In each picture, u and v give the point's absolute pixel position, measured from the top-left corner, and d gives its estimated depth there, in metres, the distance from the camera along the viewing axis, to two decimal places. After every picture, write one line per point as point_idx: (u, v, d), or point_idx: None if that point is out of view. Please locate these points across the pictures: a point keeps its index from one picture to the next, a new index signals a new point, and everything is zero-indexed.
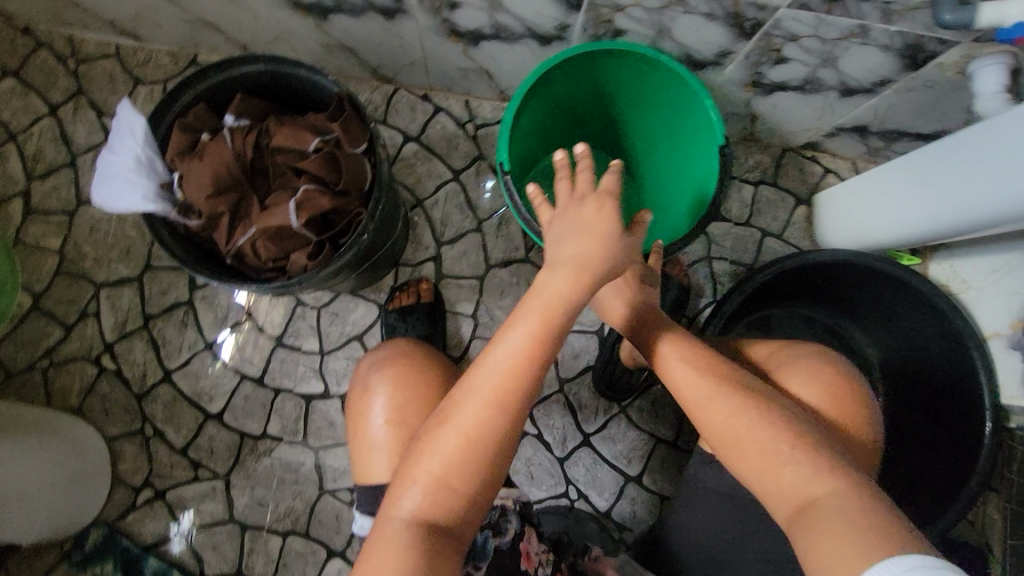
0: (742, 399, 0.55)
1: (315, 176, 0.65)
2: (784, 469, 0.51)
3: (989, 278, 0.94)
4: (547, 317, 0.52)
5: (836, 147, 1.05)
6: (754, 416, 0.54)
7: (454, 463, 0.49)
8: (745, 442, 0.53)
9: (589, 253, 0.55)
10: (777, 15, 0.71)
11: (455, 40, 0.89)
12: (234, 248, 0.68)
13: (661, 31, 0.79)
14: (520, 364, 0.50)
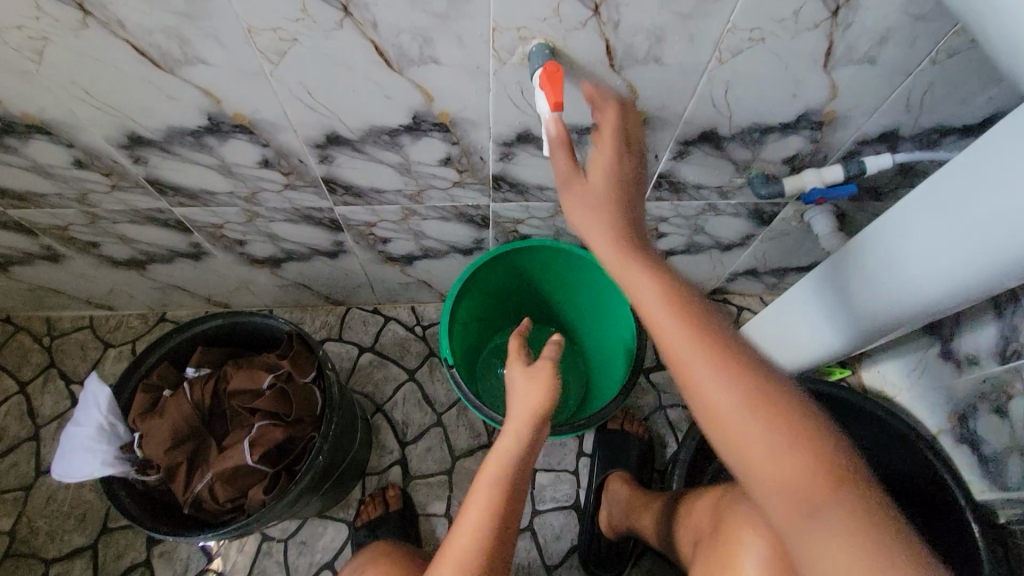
0: (790, 451, 0.43)
1: (268, 410, 0.71)
2: (794, 476, 0.43)
3: (912, 377, 1.00)
4: (494, 491, 0.60)
5: (739, 287, 1.20)
6: (799, 477, 0.43)
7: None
8: (740, 429, 0.44)
9: (535, 410, 0.65)
10: (643, 207, 0.89)
11: (393, 264, 1.04)
12: (191, 496, 0.69)
13: (558, 231, 0.96)
14: (473, 542, 0.57)
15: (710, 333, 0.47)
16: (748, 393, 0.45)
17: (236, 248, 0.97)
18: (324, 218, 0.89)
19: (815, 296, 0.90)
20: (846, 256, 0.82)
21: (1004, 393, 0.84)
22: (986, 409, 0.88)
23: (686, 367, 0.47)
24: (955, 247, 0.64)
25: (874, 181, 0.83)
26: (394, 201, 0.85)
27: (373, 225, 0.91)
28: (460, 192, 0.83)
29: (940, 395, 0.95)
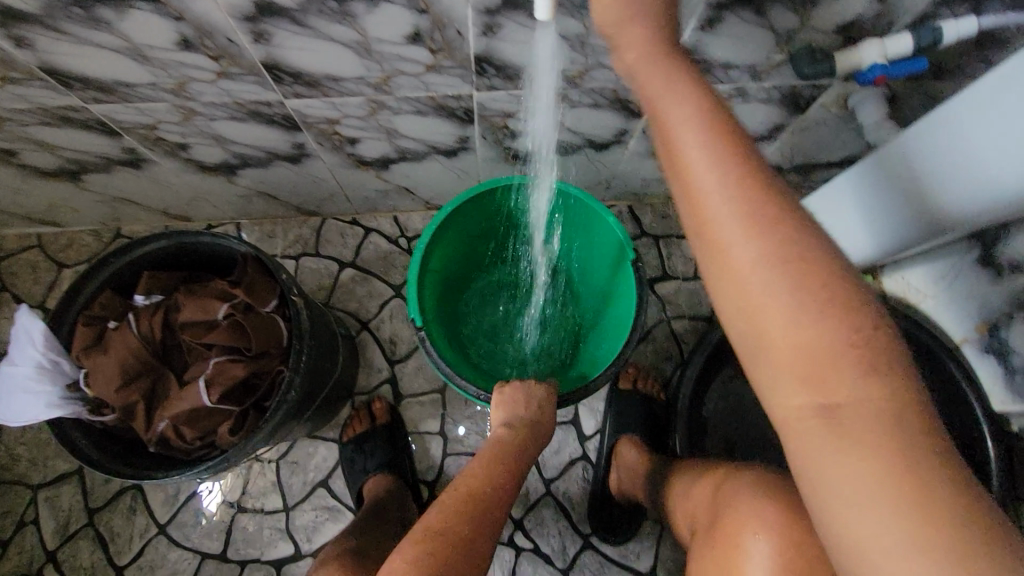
0: (832, 338, 0.35)
1: (225, 345, 0.63)
2: (818, 357, 0.35)
3: (940, 284, 0.92)
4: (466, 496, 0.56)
5: None
6: (828, 368, 0.35)
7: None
8: (763, 304, 0.36)
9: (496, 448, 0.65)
10: None
11: (366, 168, 0.91)
12: (154, 435, 0.63)
13: (556, 126, 0.82)
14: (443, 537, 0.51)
15: (767, 209, 0.37)
16: (793, 269, 0.36)
17: (179, 154, 0.83)
18: (275, 114, 0.74)
19: (870, 195, 0.76)
20: (897, 139, 0.69)
21: None
22: None
23: (725, 232, 0.38)
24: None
25: (943, 54, 0.67)
26: (356, 92, 0.70)
27: (336, 122, 0.77)
28: (435, 79, 0.68)
29: (971, 305, 0.87)
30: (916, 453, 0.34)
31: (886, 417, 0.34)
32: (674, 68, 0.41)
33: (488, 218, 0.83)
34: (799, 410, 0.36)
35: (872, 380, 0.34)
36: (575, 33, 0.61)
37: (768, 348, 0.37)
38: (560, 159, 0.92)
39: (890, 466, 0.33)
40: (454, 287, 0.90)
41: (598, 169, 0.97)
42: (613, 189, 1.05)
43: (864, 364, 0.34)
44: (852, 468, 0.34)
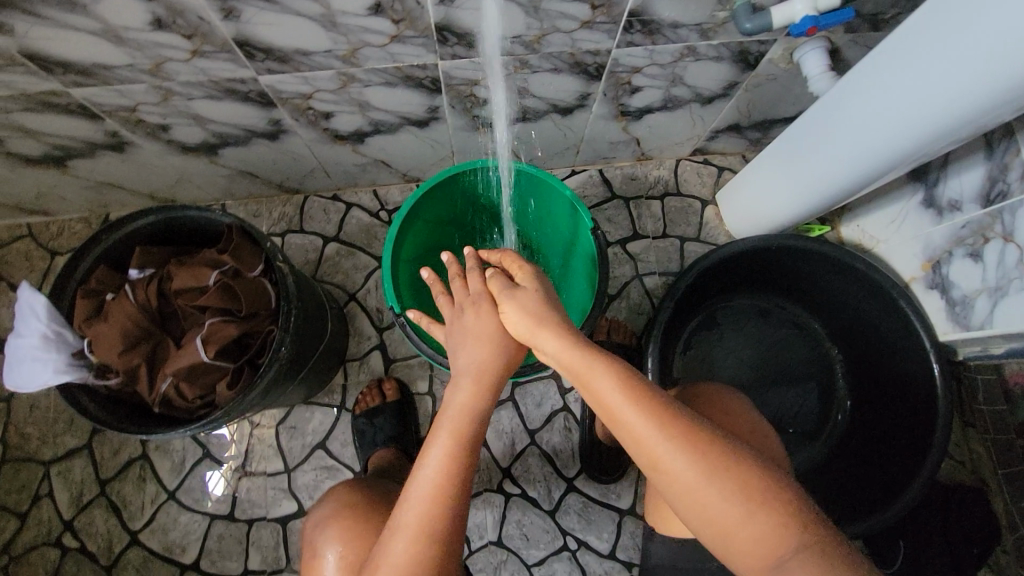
0: (688, 466, 0.50)
1: (217, 307, 0.68)
2: (685, 478, 0.50)
3: (889, 228, 0.99)
4: (454, 436, 0.58)
5: (720, 146, 1.12)
6: (692, 475, 0.50)
7: (409, 552, 0.54)
8: (646, 442, 0.52)
9: (485, 360, 0.62)
10: (612, 56, 0.79)
11: (342, 142, 0.95)
12: (158, 395, 0.68)
13: (520, 92, 0.86)
14: (435, 482, 0.56)
15: (628, 374, 0.55)
16: (660, 423, 0.52)
17: (161, 135, 0.86)
18: (250, 91, 0.77)
19: (827, 131, 0.81)
20: (833, 95, 0.78)
21: (983, 237, 0.81)
22: (961, 254, 0.86)
23: (594, 376, 0.55)
24: (942, 81, 0.61)
25: (876, 6, 0.72)
26: (326, 65, 0.73)
27: (309, 97, 0.80)
28: (401, 49, 0.72)
29: (917, 244, 0.93)
30: (755, 486, 0.49)
31: (726, 466, 0.50)
32: (534, 300, 0.61)
33: (454, 202, 0.87)
34: (682, 493, 0.51)
35: (727, 488, 0.49)
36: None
37: (658, 471, 0.52)
38: (528, 125, 0.96)
39: (752, 509, 0.48)
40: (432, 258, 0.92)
41: (566, 134, 1.01)
42: (582, 154, 1.10)
43: (698, 440, 0.51)
44: (734, 519, 0.49)
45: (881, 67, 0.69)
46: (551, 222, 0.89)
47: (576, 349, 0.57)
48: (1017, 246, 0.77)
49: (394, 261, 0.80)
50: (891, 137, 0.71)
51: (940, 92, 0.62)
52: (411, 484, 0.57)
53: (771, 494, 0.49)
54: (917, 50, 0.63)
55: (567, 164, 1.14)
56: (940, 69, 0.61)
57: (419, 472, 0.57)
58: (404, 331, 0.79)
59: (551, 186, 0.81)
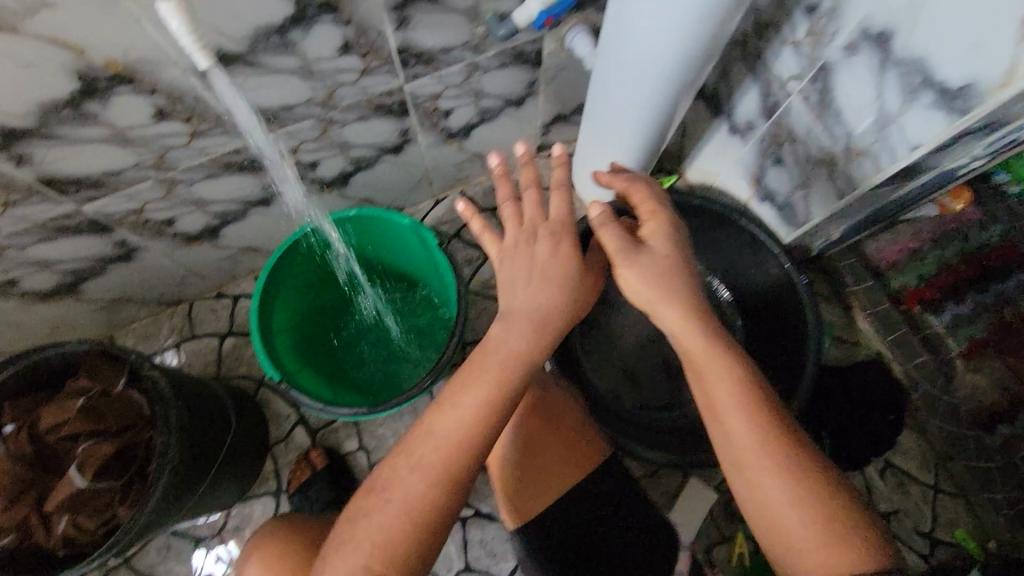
0: (774, 478, 0.54)
1: (92, 431, 0.70)
2: (768, 486, 0.55)
3: (717, 161, 1.09)
4: (493, 388, 0.59)
5: (557, 137, 1.22)
6: (775, 483, 0.54)
7: (422, 495, 0.55)
8: (739, 447, 0.56)
9: (532, 310, 0.63)
10: (407, 91, 0.86)
11: (199, 242, 0.98)
12: (57, 538, 0.68)
13: (343, 146, 0.91)
14: (449, 440, 0.56)
15: (746, 375, 0.58)
16: (759, 432, 0.56)
17: (12, 290, 0.87)
18: (80, 222, 0.80)
19: (617, 113, 0.91)
20: (597, 66, 0.86)
21: (778, 142, 0.91)
22: (770, 164, 0.96)
23: (712, 368, 0.59)
24: (652, 32, 0.69)
25: None
26: (141, 177, 0.77)
27: (141, 210, 0.84)
28: (205, 143, 0.77)
29: (740, 166, 1.03)
30: (836, 508, 0.53)
31: (802, 477, 0.54)
32: (657, 267, 0.62)
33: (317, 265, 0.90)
34: (760, 504, 0.55)
35: (800, 506, 0.53)
36: (297, 65, 0.71)
37: (740, 471, 0.57)
38: (369, 173, 1.03)
39: (829, 531, 0.52)
40: (313, 321, 0.94)
41: (410, 170, 1.08)
42: (436, 182, 1.17)
43: (786, 451, 0.55)
44: (797, 518, 0.53)
45: (618, 57, 0.80)
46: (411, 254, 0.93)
47: (701, 336, 0.61)
48: (801, 143, 0.86)
49: (267, 332, 0.82)
50: (653, 85, 0.79)
51: (658, 40, 0.70)
52: (434, 424, 0.58)
53: (846, 514, 0.53)
54: (624, 15, 0.71)
55: (428, 195, 1.21)
56: (645, 23, 0.69)
57: (454, 412, 0.58)
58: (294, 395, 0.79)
59: (394, 222, 0.86)
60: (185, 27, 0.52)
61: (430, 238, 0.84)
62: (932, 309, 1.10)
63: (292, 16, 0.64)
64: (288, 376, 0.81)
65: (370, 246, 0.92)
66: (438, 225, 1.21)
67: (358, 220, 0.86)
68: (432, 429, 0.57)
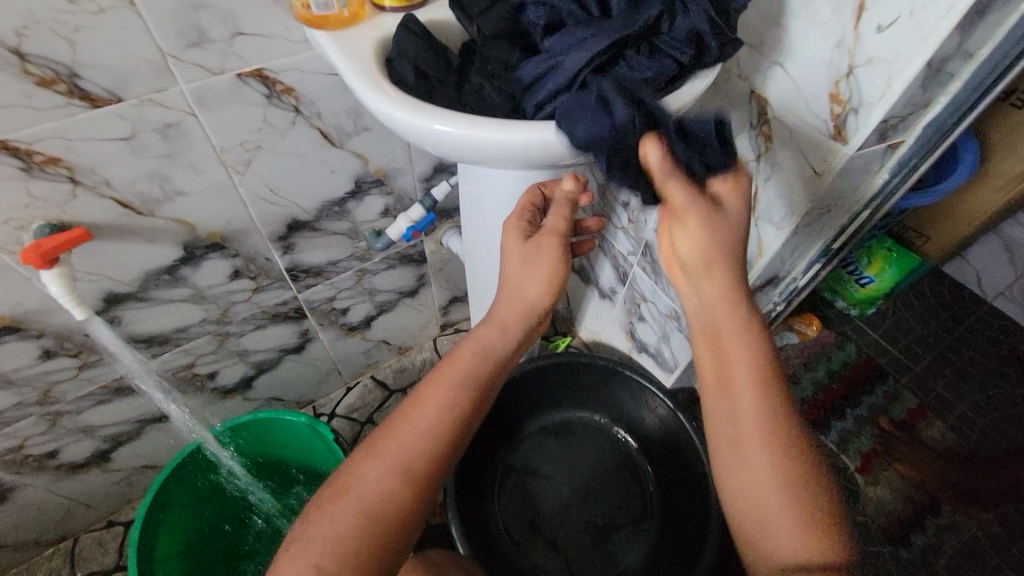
0: (768, 455, 0.50)
1: None
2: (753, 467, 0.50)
3: (598, 321, 1.24)
4: (452, 405, 0.55)
5: (458, 316, 1.34)
6: (764, 465, 0.50)
7: (390, 492, 0.50)
8: (735, 423, 0.52)
9: (504, 334, 0.61)
10: (301, 298, 0.96)
11: (86, 470, 0.94)
12: None
13: (242, 353, 0.97)
14: (401, 462, 0.51)
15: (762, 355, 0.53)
16: (758, 409, 0.51)
17: None
18: None
19: (486, 299, 1.03)
20: (466, 262, 0.99)
21: (637, 303, 1.07)
22: (636, 320, 1.10)
23: (729, 333, 0.53)
24: (493, 238, 0.83)
25: None
26: (23, 413, 0.78)
27: (19, 447, 0.82)
28: (94, 372, 0.80)
29: (617, 324, 1.18)
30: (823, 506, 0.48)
31: (795, 465, 0.49)
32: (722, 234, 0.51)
33: (207, 480, 0.88)
34: (744, 489, 0.51)
35: (785, 495, 0.48)
36: (189, 293, 0.81)
37: (727, 451, 0.53)
38: (273, 373, 1.07)
39: (806, 524, 0.47)
40: (202, 544, 0.89)
41: (316, 364, 1.14)
42: (345, 371, 1.22)
43: (780, 436, 0.50)
44: (785, 528, 0.48)
45: (473, 258, 0.93)
46: (310, 453, 0.94)
47: (721, 300, 0.54)
48: (651, 302, 1.02)
49: (144, 564, 0.76)
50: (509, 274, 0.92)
51: (499, 243, 0.84)
52: (418, 411, 0.54)
53: (830, 524, 0.47)
54: (470, 225, 0.85)
55: (339, 385, 1.25)
56: (485, 231, 0.82)
57: (440, 393, 0.56)
58: None
59: (289, 421, 0.89)
60: (65, 290, 0.62)
61: (325, 432, 0.87)
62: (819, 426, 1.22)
63: (180, 258, 0.76)
64: None
65: (261, 446, 0.92)
66: (350, 413, 1.23)
67: (241, 428, 0.86)
68: (414, 413, 0.54)
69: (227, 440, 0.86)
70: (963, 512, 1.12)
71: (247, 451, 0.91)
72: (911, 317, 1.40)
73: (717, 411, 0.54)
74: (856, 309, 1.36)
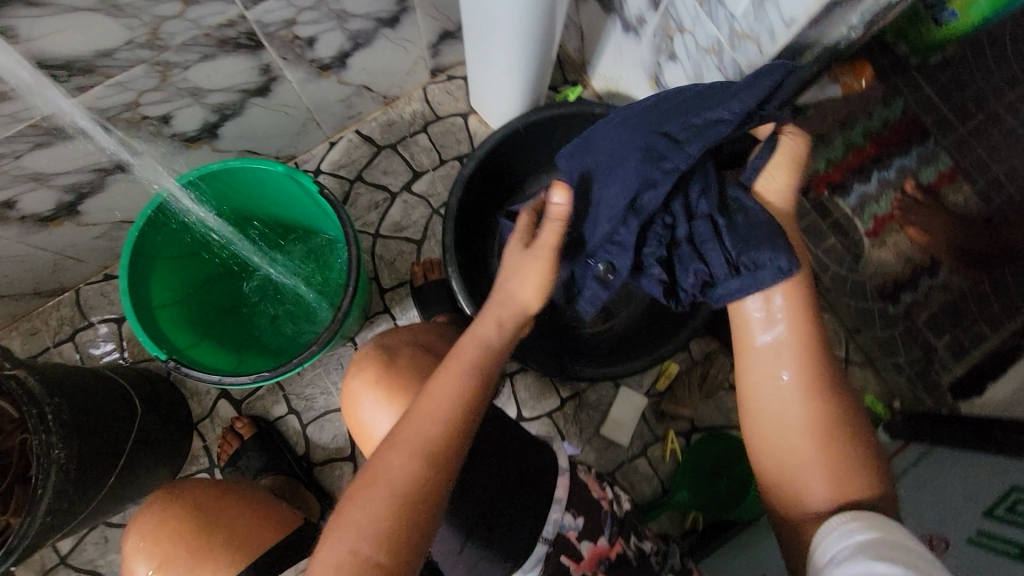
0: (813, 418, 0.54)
1: None
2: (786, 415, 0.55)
3: (617, 65, 1.05)
4: (463, 389, 0.55)
5: (450, 58, 1.13)
6: (806, 418, 0.54)
7: (416, 479, 0.50)
8: (784, 393, 0.55)
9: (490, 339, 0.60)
10: (252, 20, 0.75)
11: (57, 223, 0.88)
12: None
13: (194, 92, 0.81)
14: (429, 442, 0.52)
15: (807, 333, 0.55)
16: (806, 381, 0.54)
17: None
18: None
19: (486, 21, 0.84)
20: None
21: (669, 36, 0.87)
22: (666, 60, 0.91)
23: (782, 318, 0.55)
24: None
25: None
26: None
27: None
28: (15, 107, 0.66)
29: (640, 66, 0.99)
30: (821, 410, 0.54)
31: (827, 418, 0.54)
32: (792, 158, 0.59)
33: (190, 232, 0.82)
34: (767, 433, 0.56)
35: (829, 456, 0.53)
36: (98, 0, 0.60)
37: (791, 419, 0.54)
38: (240, 121, 0.93)
39: (828, 451, 0.53)
40: (205, 291, 0.88)
41: (288, 111, 0.98)
42: (324, 123, 1.08)
43: (821, 400, 0.54)
44: (812, 464, 0.53)
45: None
46: (297, 206, 0.86)
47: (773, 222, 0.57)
48: (689, 32, 0.82)
49: (143, 307, 0.76)
50: None
51: None
52: (428, 405, 0.54)
53: (827, 429, 0.53)
54: None
55: (320, 139, 1.12)
56: None
57: (447, 392, 0.55)
58: (179, 370, 0.74)
59: (267, 170, 0.78)
60: None
61: (309, 182, 0.77)
62: (840, 192, 1.16)
63: None
64: (174, 352, 0.76)
65: (244, 202, 0.85)
66: (336, 170, 1.13)
67: (215, 178, 0.77)
68: (417, 416, 0.54)
69: (201, 190, 0.77)
70: (961, 274, 1.13)
71: (228, 202, 0.83)
72: (985, 64, 1.19)
73: (758, 364, 0.56)
74: (920, 56, 1.15)
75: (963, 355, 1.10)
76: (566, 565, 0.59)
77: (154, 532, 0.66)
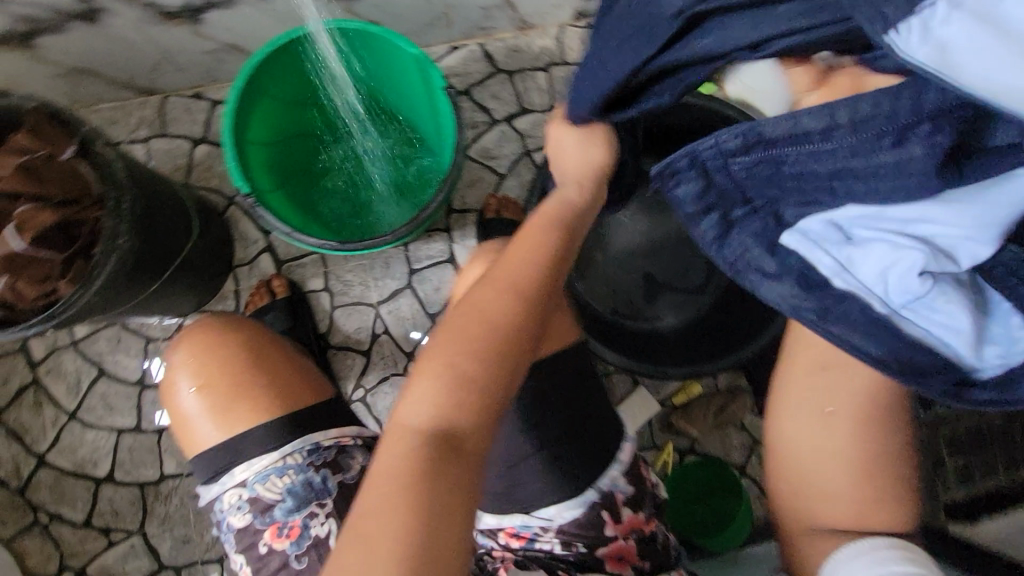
0: (847, 459, 0.57)
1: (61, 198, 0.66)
2: (821, 461, 0.58)
3: None
4: (539, 253, 0.52)
5: None
6: (839, 458, 0.57)
7: (485, 348, 0.47)
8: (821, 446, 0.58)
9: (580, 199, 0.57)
10: None
11: (176, 22, 0.86)
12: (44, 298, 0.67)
13: None
14: (498, 312, 0.48)
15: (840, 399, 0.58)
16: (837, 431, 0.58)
17: None
18: None
19: None
20: None
21: None
22: None
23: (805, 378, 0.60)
24: None
25: None
26: None
27: None
28: None
29: None
30: (856, 454, 0.57)
31: (863, 465, 0.57)
32: None
33: (301, 83, 0.81)
34: (799, 477, 0.59)
35: (864, 492, 0.56)
36: None
37: (815, 460, 0.58)
38: None
39: (865, 490, 0.56)
40: (294, 146, 0.87)
41: None
42: (456, 24, 1.04)
43: (860, 448, 0.57)
44: (850, 501, 0.56)
45: None
46: (412, 95, 0.84)
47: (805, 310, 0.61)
48: None
49: (240, 137, 0.75)
50: None
51: None
52: (486, 283, 0.51)
53: (868, 477, 0.56)
54: None
55: (444, 39, 1.08)
56: None
57: (515, 265, 0.51)
58: (257, 211, 0.74)
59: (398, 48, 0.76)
60: None
61: (436, 74, 0.75)
62: None
63: None
64: (256, 191, 0.76)
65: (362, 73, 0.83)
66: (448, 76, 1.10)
67: (348, 37, 0.75)
68: (484, 288, 0.50)
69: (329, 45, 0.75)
70: None
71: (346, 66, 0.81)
72: None
73: (795, 427, 0.60)
74: None
75: (967, 483, 1.01)
76: (602, 520, 0.62)
77: (212, 351, 0.67)
